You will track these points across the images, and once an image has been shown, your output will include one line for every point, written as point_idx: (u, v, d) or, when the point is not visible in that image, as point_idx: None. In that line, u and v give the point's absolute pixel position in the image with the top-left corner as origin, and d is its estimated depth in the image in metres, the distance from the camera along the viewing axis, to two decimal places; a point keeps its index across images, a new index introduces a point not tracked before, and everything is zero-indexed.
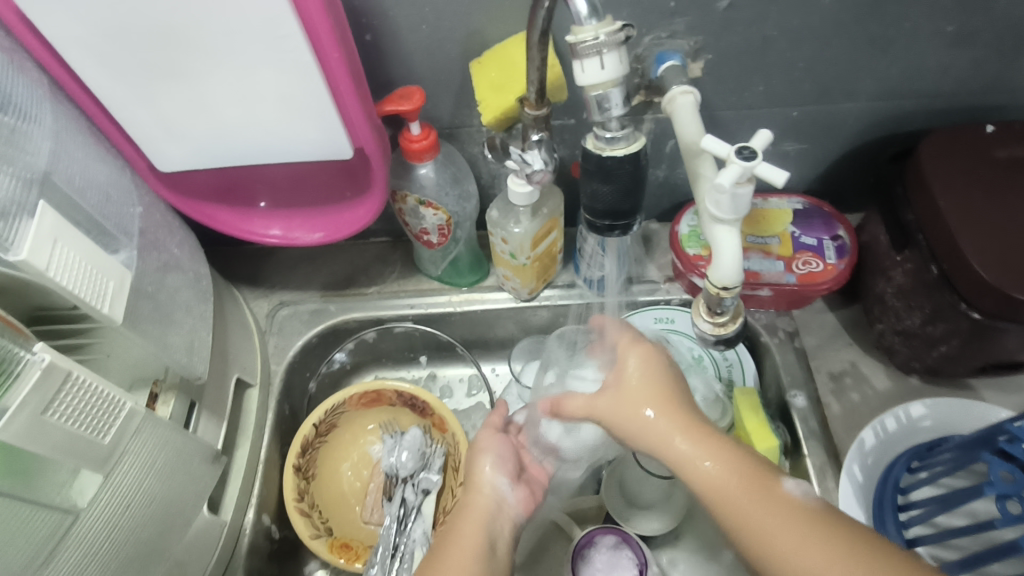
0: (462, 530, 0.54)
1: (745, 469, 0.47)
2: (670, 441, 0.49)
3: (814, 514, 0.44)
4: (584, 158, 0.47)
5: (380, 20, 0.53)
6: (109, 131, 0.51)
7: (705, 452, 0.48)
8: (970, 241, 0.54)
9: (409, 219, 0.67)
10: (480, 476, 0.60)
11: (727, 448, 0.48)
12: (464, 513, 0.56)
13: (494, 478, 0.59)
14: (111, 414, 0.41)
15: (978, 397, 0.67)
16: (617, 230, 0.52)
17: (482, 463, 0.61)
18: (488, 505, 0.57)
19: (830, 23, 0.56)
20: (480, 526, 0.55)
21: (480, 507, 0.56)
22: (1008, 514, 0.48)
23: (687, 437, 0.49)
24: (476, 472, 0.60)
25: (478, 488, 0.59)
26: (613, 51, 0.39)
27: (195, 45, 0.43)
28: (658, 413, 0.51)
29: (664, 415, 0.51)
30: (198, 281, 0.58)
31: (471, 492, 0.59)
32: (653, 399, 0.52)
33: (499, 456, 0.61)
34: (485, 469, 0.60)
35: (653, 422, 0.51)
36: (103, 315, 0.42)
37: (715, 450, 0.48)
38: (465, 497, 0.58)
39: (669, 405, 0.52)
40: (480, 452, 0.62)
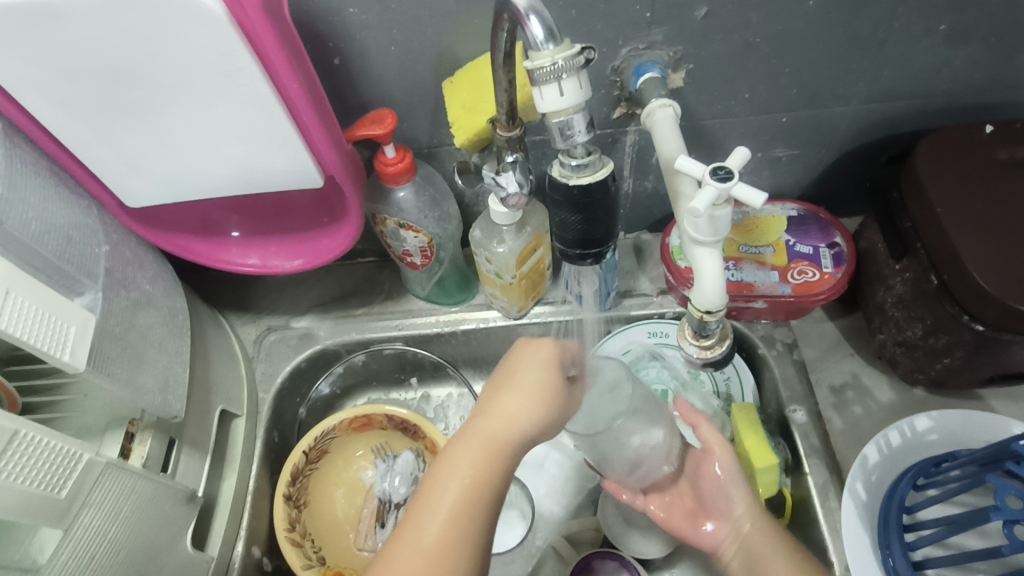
0: (461, 481, 0.43)
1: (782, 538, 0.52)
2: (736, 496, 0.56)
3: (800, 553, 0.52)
4: (551, 187, 0.46)
5: (348, 43, 0.52)
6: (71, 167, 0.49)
7: (752, 517, 0.54)
8: (970, 251, 0.52)
9: (390, 241, 0.65)
10: (504, 410, 0.46)
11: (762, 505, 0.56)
12: (466, 438, 0.44)
13: (527, 419, 0.45)
14: (68, 467, 0.41)
15: (987, 407, 0.65)
16: (590, 259, 0.52)
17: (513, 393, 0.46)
18: (505, 455, 0.44)
19: (815, 27, 0.54)
20: (488, 481, 0.43)
21: (492, 442, 0.44)
22: (1016, 540, 0.46)
23: (746, 510, 0.55)
24: (501, 400, 0.46)
25: (501, 418, 0.45)
26: (572, 76, 0.38)
27: (152, 83, 0.42)
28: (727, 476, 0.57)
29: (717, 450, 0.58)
30: (173, 315, 0.56)
31: (485, 415, 0.46)
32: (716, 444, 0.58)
33: (547, 391, 0.46)
34: (522, 410, 0.46)
35: (725, 483, 0.56)
36: (65, 363, 0.42)
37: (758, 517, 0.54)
38: (478, 421, 0.45)
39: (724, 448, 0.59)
40: (520, 378, 0.47)
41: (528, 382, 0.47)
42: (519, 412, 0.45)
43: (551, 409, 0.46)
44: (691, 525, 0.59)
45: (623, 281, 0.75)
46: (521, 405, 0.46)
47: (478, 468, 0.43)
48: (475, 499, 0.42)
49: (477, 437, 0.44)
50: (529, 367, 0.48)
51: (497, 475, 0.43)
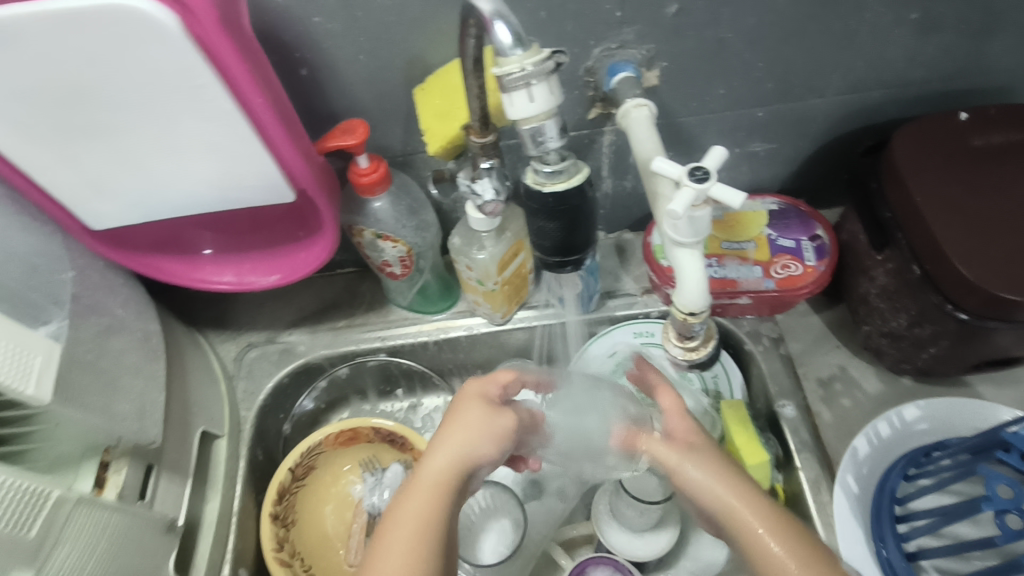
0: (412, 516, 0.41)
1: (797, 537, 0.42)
2: (723, 502, 0.44)
3: None
4: (526, 195, 0.45)
5: (314, 53, 0.51)
6: (26, 189, 0.47)
7: (766, 521, 0.43)
8: (951, 241, 0.52)
9: (368, 252, 0.64)
10: (452, 443, 0.44)
11: (795, 531, 0.43)
12: (413, 487, 0.43)
13: (477, 445, 0.44)
14: (37, 505, 0.40)
15: (974, 393, 0.65)
16: (570, 266, 0.51)
17: (460, 429, 0.45)
18: (451, 495, 0.43)
19: (787, 21, 0.53)
20: (434, 521, 0.41)
21: (439, 482, 0.43)
22: (1008, 530, 0.46)
23: (735, 493, 0.44)
24: (439, 441, 0.45)
25: (447, 460, 0.44)
26: (542, 81, 0.37)
27: (110, 101, 0.40)
28: (709, 479, 0.45)
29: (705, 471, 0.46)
30: (147, 339, 0.55)
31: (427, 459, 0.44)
32: (698, 459, 0.47)
33: (489, 424, 0.46)
34: (461, 441, 0.44)
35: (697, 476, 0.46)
36: (29, 396, 0.41)
37: (755, 509, 0.44)
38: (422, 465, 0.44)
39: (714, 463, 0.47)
40: (461, 408, 0.47)
41: (468, 416, 0.46)
42: (466, 443, 0.44)
43: (496, 434, 0.45)
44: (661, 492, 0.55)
45: (606, 282, 0.74)
46: (466, 437, 0.45)
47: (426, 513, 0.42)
48: (428, 531, 0.41)
49: (425, 481, 0.43)
50: (470, 396, 0.48)
51: (445, 515, 0.42)
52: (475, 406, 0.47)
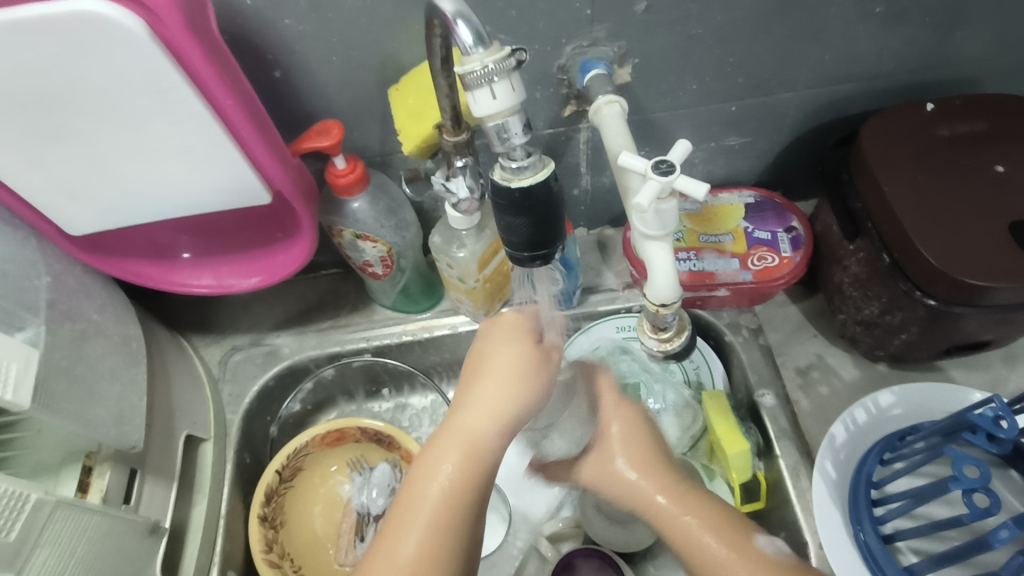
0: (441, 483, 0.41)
1: (723, 527, 0.45)
2: (649, 498, 0.48)
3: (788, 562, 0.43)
4: (493, 192, 0.43)
5: (287, 56, 0.51)
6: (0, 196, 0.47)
7: (690, 510, 0.46)
8: (917, 228, 0.53)
9: (349, 252, 0.65)
10: (485, 401, 0.43)
11: (720, 517, 0.46)
12: (446, 436, 0.42)
13: (513, 402, 0.43)
14: (16, 508, 0.41)
15: (948, 378, 0.66)
16: (539, 261, 0.47)
17: (494, 378, 0.44)
18: (484, 458, 0.42)
19: (754, 16, 0.54)
20: (464, 486, 0.41)
21: (471, 446, 0.42)
22: (975, 508, 0.47)
23: (661, 487, 0.48)
24: (472, 397, 0.44)
25: (481, 420, 0.43)
26: (504, 79, 0.37)
27: (81, 106, 0.41)
28: (641, 478, 0.49)
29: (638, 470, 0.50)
30: (127, 343, 0.55)
31: (462, 409, 0.43)
32: (632, 459, 0.50)
33: (526, 374, 0.44)
34: (496, 390, 0.43)
35: (626, 473, 0.50)
36: (8, 401, 0.41)
37: (683, 500, 0.47)
38: (457, 416, 0.43)
39: (645, 462, 0.50)
40: (499, 352, 0.44)
41: (504, 364, 0.44)
42: (501, 396, 0.43)
43: (532, 389, 0.44)
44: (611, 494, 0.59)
45: (588, 278, 0.75)
46: (501, 393, 0.43)
47: (453, 481, 0.41)
48: (457, 495, 0.41)
49: (458, 436, 0.42)
50: (508, 338, 0.45)
51: (473, 480, 0.42)
52: (509, 352, 0.44)
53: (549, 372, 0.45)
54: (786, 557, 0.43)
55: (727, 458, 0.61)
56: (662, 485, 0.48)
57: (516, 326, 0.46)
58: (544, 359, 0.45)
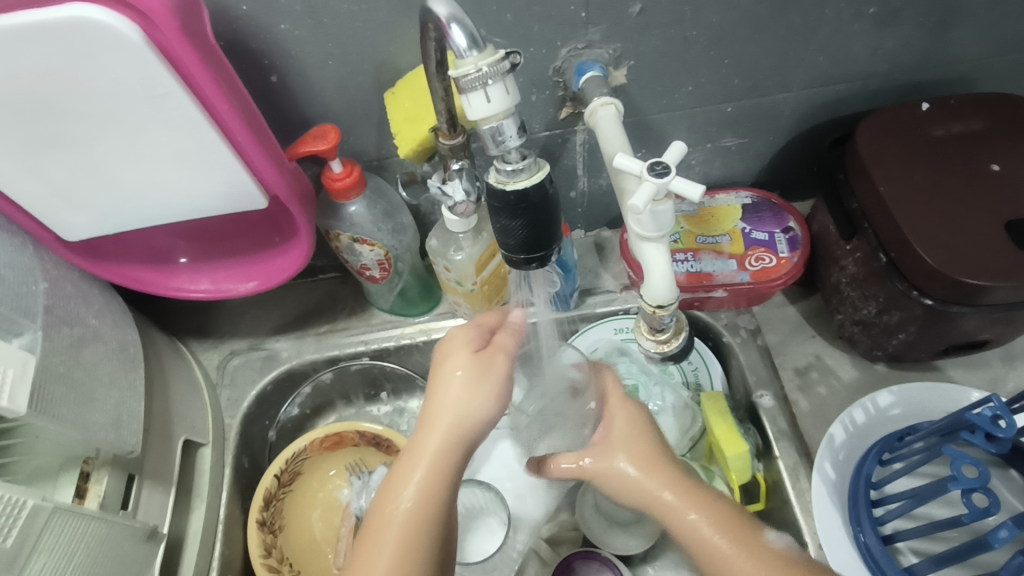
0: (409, 499, 0.42)
1: (730, 525, 0.44)
2: (655, 495, 0.46)
3: (799, 559, 0.43)
4: (489, 194, 0.43)
5: (283, 60, 0.51)
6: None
7: (697, 506, 0.45)
8: (914, 228, 0.53)
9: (347, 256, 0.64)
10: (445, 412, 0.44)
11: (729, 514, 0.45)
12: (409, 456, 0.43)
13: (472, 410, 0.44)
14: (13, 515, 0.40)
15: (946, 377, 0.66)
16: (534, 264, 0.46)
17: (454, 387, 0.44)
18: (450, 469, 0.43)
19: (749, 18, 0.54)
20: (433, 499, 0.42)
21: (435, 459, 0.43)
22: (974, 508, 0.47)
23: (667, 482, 0.46)
24: (433, 410, 0.44)
25: (442, 431, 0.43)
26: (498, 81, 0.37)
27: (76, 111, 0.41)
28: (642, 474, 0.47)
29: (641, 468, 0.47)
30: (124, 348, 0.55)
31: (424, 426, 0.44)
32: (635, 456, 0.48)
33: (486, 379, 0.45)
34: (457, 398, 0.44)
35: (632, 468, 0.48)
36: (5, 407, 0.41)
37: (691, 497, 0.46)
38: (419, 433, 0.44)
39: (647, 459, 0.48)
40: (453, 362, 0.45)
41: (458, 372, 0.45)
42: (461, 403, 0.44)
43: (487, 394, 0.44)
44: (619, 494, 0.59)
45: (586, 280, 0.75)
46: (459, 400, 0.44)
47: (421, 495, 0.42)
48: (426, 510, 0.41)
49: (421, 454, 0.43)
50: (461, 346, 0.46)
51: (442, 492, 0.42)
52: (463, 360, 0.45)
53: (505, 375, 0.45)
54: (794, 552, 0.43)
55: (725, 459, 0.61)
56: (666, 479, 0.47)
57: (470, 334, 0.47)
58: (497, 361, 0.46)
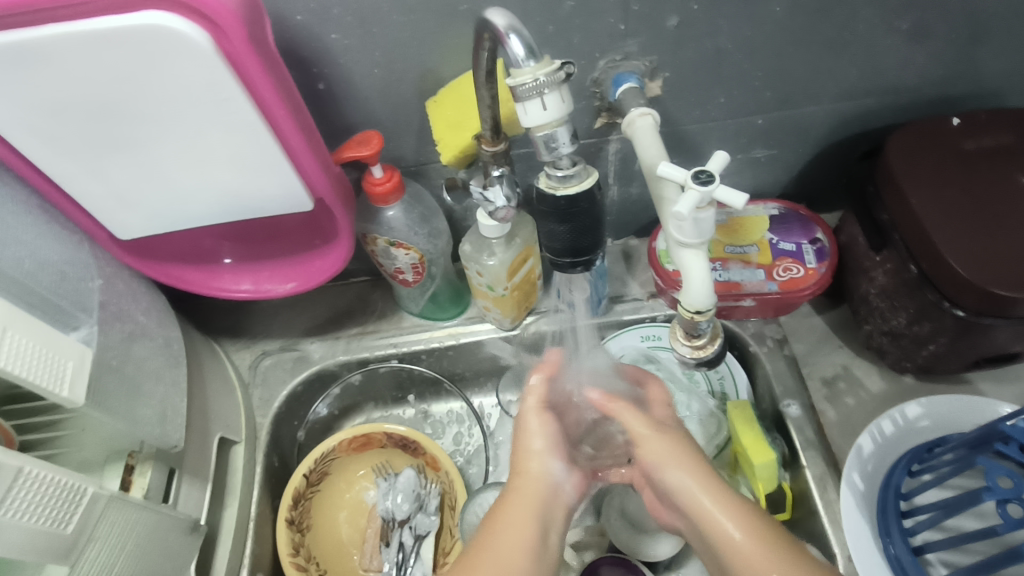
0: (504, 531, 0.44)
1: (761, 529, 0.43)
2: (692, 491, 0.46)
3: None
4: (540, 199, 0.49)
5: (331, 68, 0.53)
6: (53, 198, 0.49)
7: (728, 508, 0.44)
8: (946, 239, 0.53)
9: (382, 260, 0.66)
10: (526, 447, 0.49)
11: (762, 522, 0.44)
12: (506, 498, 0.47)
13: (546, 441, 0.49)
14: (73, 501, 0.41)
15: (976, 391, 0.66)
16: (580, 266, 0.54)
17: (531, 436, 0.50)
18: (543, 490, 0.47)
19: (783, 32, 0.56)
20: (531, 513, 0.46)
21: (527, 487, 0.47)
22: (1009, 519, 0.47)
23: (699, 488, 0.46)
24: (520, 450, 0.50)
25: (532, 456, 0.49)
26: (553, 91, 0.40)
27: (140, 115, 0.42)
28: (676, 467, 0.47)
29: (680, 466, 0.47)
30: (168, 345, 0.57)
31: (516, 473, 0.48)
32: (660, 452, 0.48)
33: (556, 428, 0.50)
34: (536, 443, 0.49)
35: (665, 468, 0.48)
36: (63, 398, 0.42)
37: (725, 502, 0.45)
38: (512, 480, 0.48)
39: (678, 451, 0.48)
40: (528, 422, 0.51)
41: (531, 423, 0.50)
42: (542, 445, 0.49)
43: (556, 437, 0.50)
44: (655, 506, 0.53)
45: (614, 287, 0.76)
46: (541, 443, 0.49)
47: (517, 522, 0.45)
48: (523, 539, 0.44)
49: (514, 499, 0.46)
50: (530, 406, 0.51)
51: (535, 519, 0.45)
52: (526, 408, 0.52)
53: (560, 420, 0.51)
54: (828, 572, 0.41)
55: (752, 468, 0.61)
56: (699, 476, 0.46)
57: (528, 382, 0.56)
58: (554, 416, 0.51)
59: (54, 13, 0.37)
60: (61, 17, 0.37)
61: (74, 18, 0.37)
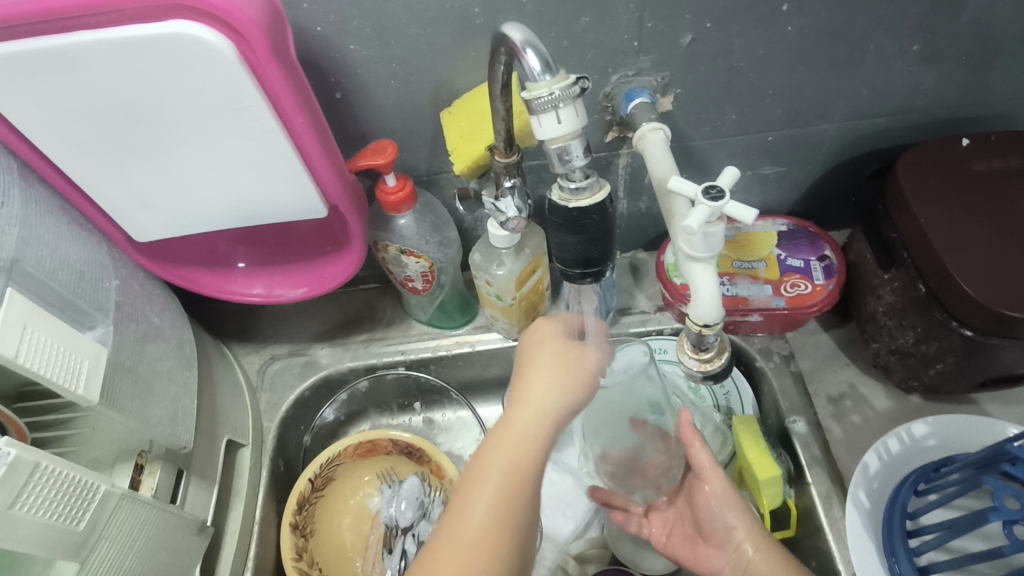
0: (500, 470, 0.43)
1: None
2: (742, 542, 0.55)
3: None
4: (552, 210, 0.49)
5: (349, 78, 0.54)
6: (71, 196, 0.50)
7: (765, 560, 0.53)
8: (954, 259, 0.54)
9: (392, 267, 0.67)
10: (528, 399, 0.46)
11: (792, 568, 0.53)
12: (503, 429, 0.45)
13: (549, 399, 0.46)
14: (85, 498, 0.42)
15: (983, 411, 0.66)
16: (589, 277, 0.55)
17: (542, 381, 0.47)
18: (546, 434, 0.46)
19: (795, 52, 0.56)
20: (530, 460, 0.44)
21: (524, 442, 0.45)
22: (1016, 540, 0.47)
23: (747, 534, 0.55)
24: (526, 391, 0.47)
25: (530, 411, 0.46)
26: (568, 105, 0.41)
27: (164, 121, 0.43)
28: (729, 513, 0.56)
29: (736, 519, 0.56)
30: (180, 346, 0.58)
31: (515, 411, 0.46)
32: (722, 500, 0.56)
33: (576, 373, 0.48)
34: (546, 387, 0.47)
35: (720, 508, 0.57)
36: (79, 396, 0.43)
37: (761, 548, 0.54)
38: (512, 417, 0.46)
39: (729, 499, 0.56)
40: (540, 366, 0.48)
41: (548, 366, 0.48)
42: (555, 391, 0.47)
43: (578, 385, 0.48)
44: (690, 551, 0.60)
45: (621, 300, 0.76)
46: (554, 388, 0.47)
47: (506, 478, 0.43)
48: (519, 482, 0.43)
49: (513, 435, 0.45)
50: (541, 346, 0.50)
51: (529, 479, 0.44)
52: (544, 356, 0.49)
53: (584, 372, 0.49)
54: None
55: (758, 484, 0.61)
56: (749, 529, 0.55)
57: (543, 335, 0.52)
58: (582, 372, 0.49)
59: (87, 20, 0.38)
60: (92, 23, 0.38)
61: (106, 26, 0.38)
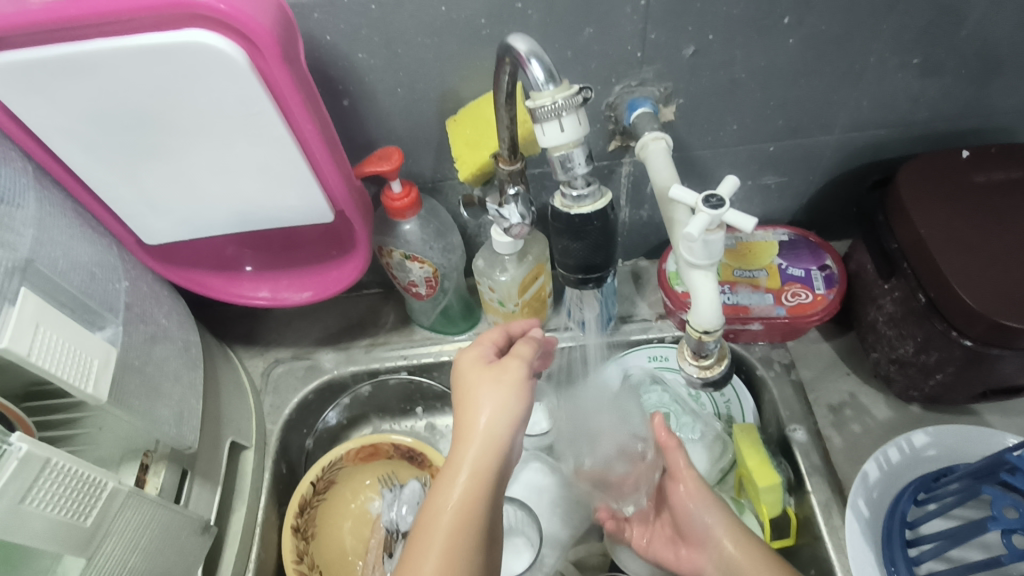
0: (450, 509, 0.44)
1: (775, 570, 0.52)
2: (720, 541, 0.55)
3: None
4: (554, 217, 0.50)
5: (357, 86, 0.55)
6: (80, 194, 0.51)
7: (746, 555, 0.53)
8: (953, 269, 0.54)
9: (396, 272, 0.67)
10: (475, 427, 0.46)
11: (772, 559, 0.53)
12: (449, 467, 0.45)
13: (495, 423, 0.46)
14: (93, 495, 0.42)
15: (983, 422, 0.66)
16: (591, 283, 0.55)
17: (483, 406, 0.47)
18: (494, 463, 0.45)
19: (796, 64, 0.57)
20: (478, 494, 0.44)
21: (474, 474, 0.44)
22: (1014, 549, 0.47)
23: (727, 533, 0.55)
24: (468, 421, 0.47)
25: (477, 441, 0.45)
26: (571, 114, 0.41)
27: (174, 127, 0.44)
28: (707, 513, 0.56)
29: (712, 517, 0.56)
30: (186, 348, 0.58)
31: (460, 444, 0.46)
32: (698, 497, 0.57)
33: (514, 391, 0.48)
34: (489, 412, 0.46)
35: (696, 508, 0.57)
36: (88, 395, 0.43)
37: (741, 543, 0.54)
38: (456, 451, 0.46)
39: (703, 491, 0.57)
40: (478, 390, 0.48)
41: (484, 391, 0.47)
42: (496, 415, 0.46)
43: (518, 404, 0.47)
44: (671, 553, 0.60)
45: (623, 307, 0.77)
46: (493, 412, 0.46)
47: (456, 518, 0.43)
48: (469, 518, 0.44)
49: (458, 471, 0.45)
50: (477, 370, 0.50)
51: (481, 513, 0.44)
52: (481, 377, 0.48)
53: (522, 385, 0.48)
54: None
55: (757, 492, 0.61)
56: (726, 525, 0.55)
57: (476, 354, 0.52)
58: (522, 390, 0.48)
59: (104, 28, 0.39)
60: (109, 32, 0.39)
61: (121, 34, 0.39)
